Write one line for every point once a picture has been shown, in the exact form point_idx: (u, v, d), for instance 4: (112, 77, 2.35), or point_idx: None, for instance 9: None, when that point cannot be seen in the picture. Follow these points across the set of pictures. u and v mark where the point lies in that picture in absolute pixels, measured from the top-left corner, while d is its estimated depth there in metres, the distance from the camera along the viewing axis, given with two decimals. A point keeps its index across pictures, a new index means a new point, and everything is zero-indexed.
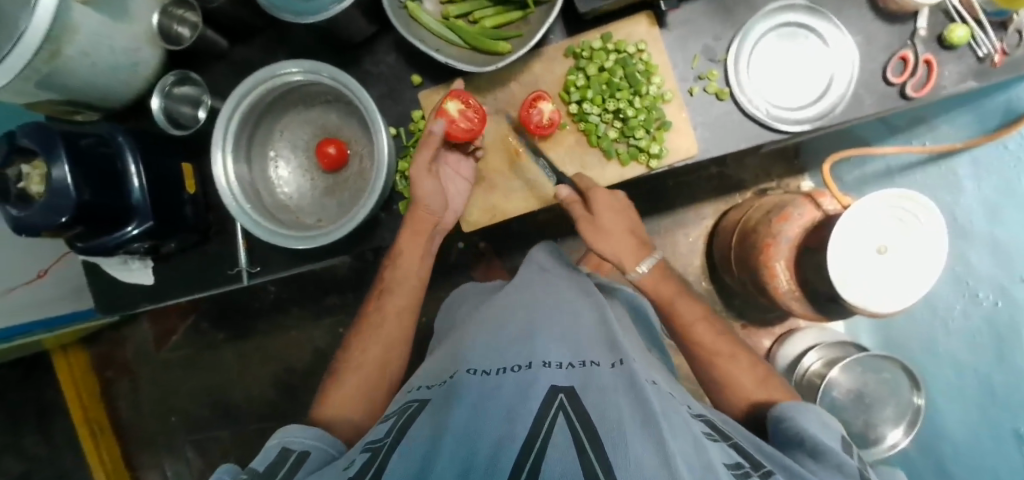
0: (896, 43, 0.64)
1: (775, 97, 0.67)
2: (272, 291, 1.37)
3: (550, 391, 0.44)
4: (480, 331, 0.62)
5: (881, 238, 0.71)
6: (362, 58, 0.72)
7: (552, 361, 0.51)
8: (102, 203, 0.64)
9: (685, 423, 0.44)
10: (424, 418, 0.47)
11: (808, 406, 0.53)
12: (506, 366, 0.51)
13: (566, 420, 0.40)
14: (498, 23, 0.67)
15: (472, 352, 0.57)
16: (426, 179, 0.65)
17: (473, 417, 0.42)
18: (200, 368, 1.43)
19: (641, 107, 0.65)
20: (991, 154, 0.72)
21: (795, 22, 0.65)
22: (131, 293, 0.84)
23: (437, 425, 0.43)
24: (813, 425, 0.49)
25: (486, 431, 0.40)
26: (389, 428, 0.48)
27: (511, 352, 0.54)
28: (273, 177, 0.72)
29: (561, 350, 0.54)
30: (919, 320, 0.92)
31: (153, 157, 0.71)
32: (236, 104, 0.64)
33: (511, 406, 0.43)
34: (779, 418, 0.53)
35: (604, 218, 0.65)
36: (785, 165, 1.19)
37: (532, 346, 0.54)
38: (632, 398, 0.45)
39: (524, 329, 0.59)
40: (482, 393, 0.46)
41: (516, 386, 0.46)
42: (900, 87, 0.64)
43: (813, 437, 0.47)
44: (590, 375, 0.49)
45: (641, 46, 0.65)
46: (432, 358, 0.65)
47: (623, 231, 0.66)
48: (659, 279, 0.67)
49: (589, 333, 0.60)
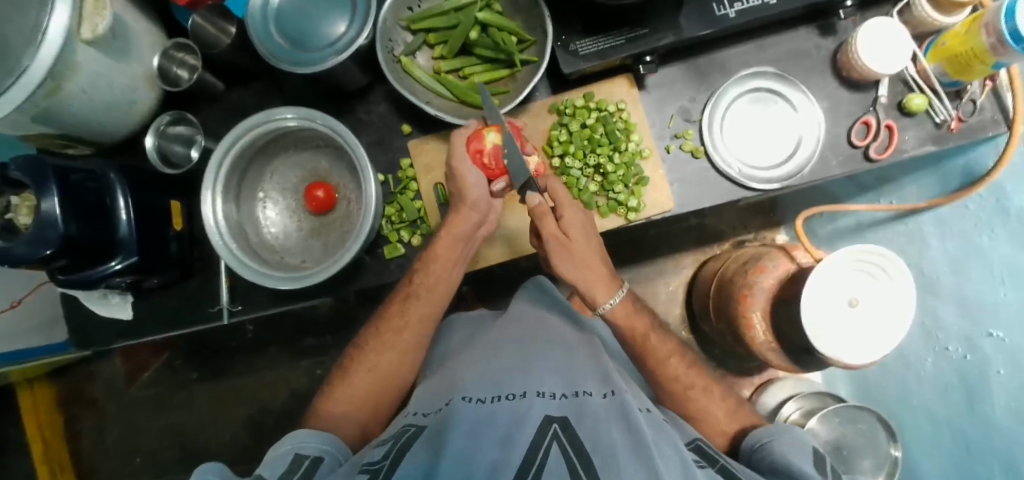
0: (859, 109, 0.69)
1: (748, 156, 0.70)
2: (251, 329, 1.35)
3: (544, 420, 0.46)
4: (475, 362, 0.62)
5: (852, 290, 0.74)
6: (356, 107, 0.75)
7: (545, 391, 0.52)
8: (88, 236, 0.64)
9: (674, 452, 0.46)
10: (421, 444, 0.46)
11: (780, 429, 0.55)
12: (502, 395, 0.52)
13: (560, 450, 0.42)
14: (487, 79, 0.71)
15: (466, 380, 0.57)
16: (471, 167, 0.64)
17: (472, 443, 0.43)
18: (171, 406, 1.38)
19: (621, 162, 0.68)
20: (949, 214, 0.76)
21: (766, 88, 0.70)
22: (106, 329, 0.83)
23: (435, 449, 0.43)
24: (787, 448, 0.51)
25: (480, 459, 0.41)
26: (387, 450, 0.47)
27: (502, 382, 0.55)
28: (260, 217, 0.73)
29: (555, 379, 0.55)
30: (893, 370, 0.94)
31: (143, 193, 0.72)
32: (228, 147, 0.66)
33: (506, 435, 0.44)
34: (759, 446, 0.54)
35: (578, 244, 0.61)
36: (762, 218, 1.24)
37: (524, 376, 0.55)
38: (623, 428, 0.46)
39: (520, 360, 0.59)
40: (481, 423, 0.46)
41: (513, 415, 0.47)
42: (864, 150, 0.68)
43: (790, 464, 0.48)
44: (583, 404, 0.50)
45: (621, 105, 0.69)
46: (421, 388, 0.64)
47: (597, 257, 0.62)
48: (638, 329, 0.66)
49: (579, 365, 0.60)
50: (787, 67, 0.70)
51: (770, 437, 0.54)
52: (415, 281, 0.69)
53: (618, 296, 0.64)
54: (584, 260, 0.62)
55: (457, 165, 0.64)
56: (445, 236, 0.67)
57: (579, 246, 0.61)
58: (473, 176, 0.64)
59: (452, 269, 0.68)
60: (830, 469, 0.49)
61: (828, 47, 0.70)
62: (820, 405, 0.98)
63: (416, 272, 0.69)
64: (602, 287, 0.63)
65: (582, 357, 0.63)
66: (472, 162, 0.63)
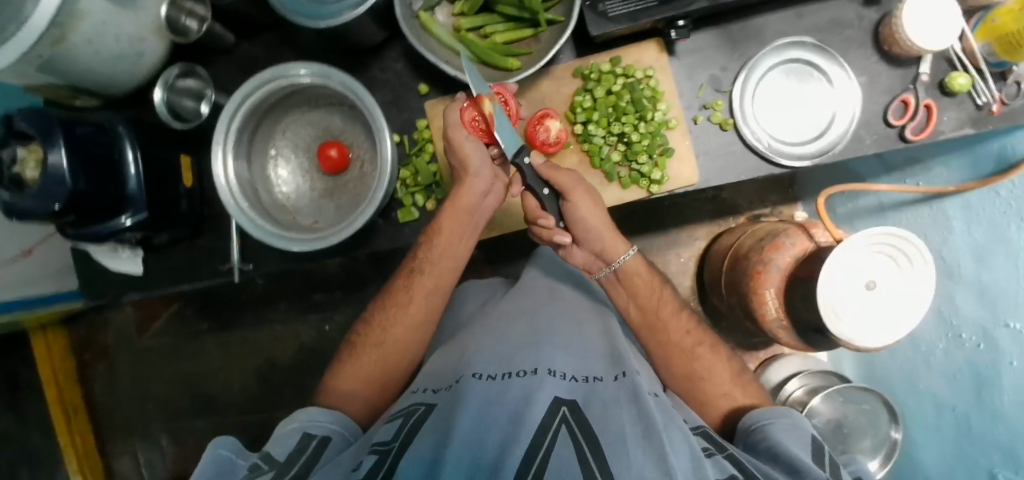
0: (898, 86, 0.66)
1: (778, 129, 0.67)
2: (260, 284, 1.35)
3: (554, 401, 0.45)
4: (485, 335, 0.61)
5: (870, 272, 0.72)
6: (370, 64, 0.72)
7: (557, 370, 0.51)
8: (96, 192, 0.63)
9: (684, 438, 0.45)
10: (430, 424, 0.46)
11: (783, 413, 0.54)
12: (513, 371, 0.51)
13: (569, 433, 0.41)
14: (509, 39, 0.67)
15: (478, 354, 0.56)
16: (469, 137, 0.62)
17: (480, 422, 0.42)
18: (181, 356, 1.41)
19: (646, 132, 0.65)
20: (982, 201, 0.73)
21: (802, 59, 0.66)
22: (118, 279, 0.83)
23: (444, 429, 0.43)
24: (785, 435, 0.50)
25: (491, 438, 0.41)
26: (397, 429, 0.47)
27: (515, 357, 0.54)
28: (272, 176, 0.71)
29: (565, 358, 0.55)
30: (903, 353, 0.94)
31: (152, 149, 0.70)
32: (239, 103, 0.63)
33: (516, 413, 0.43)
34: (755, 430, 0.53)
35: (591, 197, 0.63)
36: (779, 193, 1.22)
37: (539, 352, 0.55)
38: (633, 413, 0.46)
39: (531, 335, 0.59)
40: (491, 399, 0.46)
41: (524, 392, 0.47)
42: (900, 130, 0.65)
43: (788, 451, 0.47)
44: (594, 389, 0.49)
45: (649, 72, 0.65)
46: (436, 357, 0.64)
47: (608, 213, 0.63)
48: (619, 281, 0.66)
49: (591, 344, 0.60)
50: (825, 37, 0.67)
51: (768, 420, 0.53)
52: (430, 246, 0.67)
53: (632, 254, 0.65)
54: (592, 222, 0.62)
55: (452, 136, 0.61)
56: (450, 209, 0.65)
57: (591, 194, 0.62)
58: (473, 149, 0.62)
59: (464, 234, 0.66)
60: (829, 460, 0.48)
61: (870, 19, 0.66)
62: (826, 383, 0.98)
63: (428, 241, 0.67)
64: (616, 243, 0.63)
65: (595, 338, 0.62)
66: (469, 133, 0.62)
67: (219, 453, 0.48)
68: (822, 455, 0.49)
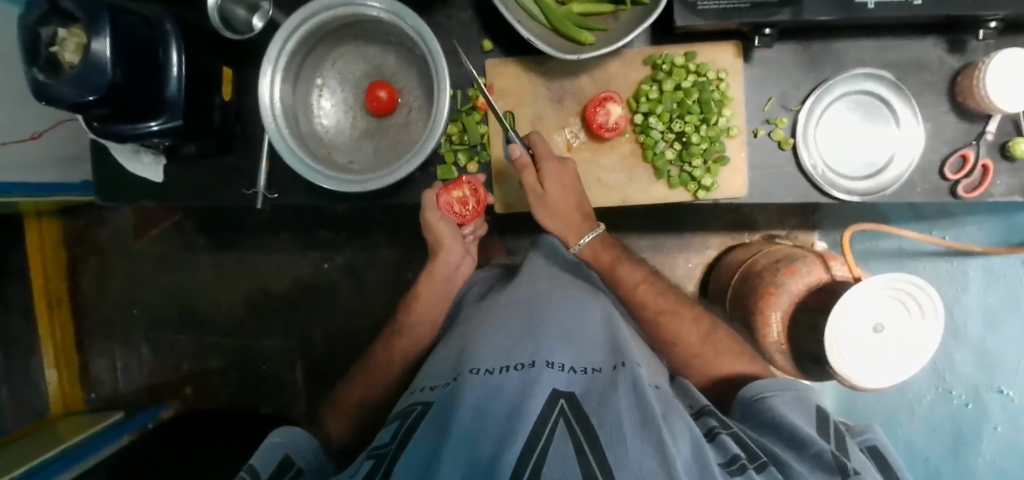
0: (961, 139, 0.65)
1: (836, 158, 0.66)
2: (267, 210, 1.34)
3: (553, 394, 0.46)
4: (486, 327, 0.61)
5: (879, 316, 0.73)
6: (436, 9, 0.69)
7: (555, 362, 0.52)
8: (136, 88, 0.61)
9: (685, 424, 0.46)
10: (427, 422, 0.47)
11: (787, 385, 0.56)
12: (510, 364, 0.51)
13: (567, 429, 0.42)
14: (586, 11, 0.63)
15: (474, 349, 0.56)
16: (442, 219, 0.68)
17: (477, 417, 0.43)
18: (175, 267, 1.40)
19: (706, 136, 0.64)
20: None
21: (877, 93, 0.64)
22: (134, 182, 0.81)
23: (440, 425, 0.45)
24: (787, 407, 0.52)
25: (489, 433, 0.42)
26: (394, 432, 0.49)
27: (513, 349, 0.54)
28: (315, 105, 0.69)
29: (565, 351, 0.55)
30: (887, 397, 0.96)
31: (196, 53, 0.67)
32: (297, 25, 0.61)
33: (514, 408, 0.44)
34: (757, 400, 0.55)
35: (556, 197, 0.65)
36: (799, 219, 1.22)
37: (536, 345, 0.55)
38: (633, 399, 0.46)
39: (529, 325, 0.59)
40: (489, 394, 0.46)
41: (521, 386, 0.47)
42: (953, 184, 0.65)
43: (791, 423, 0.49)
44: (593, 384, 0.50)
45: (722, 74, 0.64)
46: (436, 353, 0.65)
47: (574, 204, 0.66)
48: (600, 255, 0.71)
49: (592, 336, 0.60)
50: (903, 75, 0.65)
51: (773, 392, 0.55)
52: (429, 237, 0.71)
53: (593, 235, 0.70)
54: (557, 209, 0.66)
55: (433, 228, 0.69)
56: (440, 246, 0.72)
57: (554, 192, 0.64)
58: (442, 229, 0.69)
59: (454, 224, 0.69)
60: (832, 433, 0.50)
61: (952, 66, 0.64)
62: None
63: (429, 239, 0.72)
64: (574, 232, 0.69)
65: (600, 330, 0.62)
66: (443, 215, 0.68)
67: None
68: (826, 428, 0.51)
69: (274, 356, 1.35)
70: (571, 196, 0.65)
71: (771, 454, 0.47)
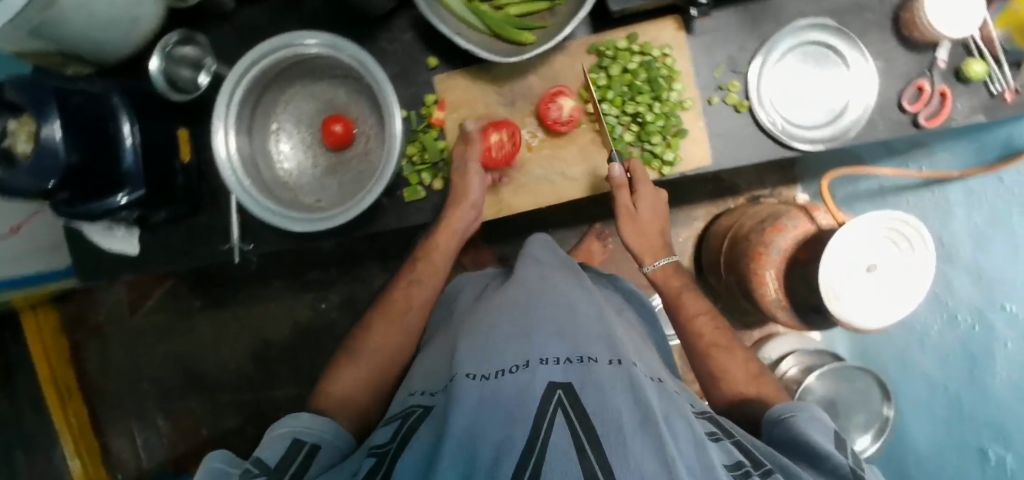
0: (914, 71, 0.65)
1: (794, 111, 0.66)
2: (255, 261, 1.34)
3: (549, 388, 0.46)
4: (478, 329, 0.61)
5: (871, 256, 0.73)
6: (377, 34, 0.69)
7: (549, 357, 0.52)
8: (92, 166, 0.61)
9: (687, 425, 0.45)
10: (425, 424, 0.47)
11: (805, 404, 0.52)
12: (505, 367, 0.51)
13: (565, 419, 0.42)
14: (525, 11, 0.64)
15: (465, 351, 0.57)
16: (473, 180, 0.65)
17: (475, 421, 0.44)
18: (175, 334, 1.39)
19: (660, 112, 0.64)
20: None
21: (822, 41, 0.65)
22: (114, 259, 0.81)
23: (439, 428, 0.45)
24: (809, 424, 0.49)
25: (486, 438, 0.41)
26: (394, 431, 0.49)
27: (506, 350, 0.54)
28: (274, 151, 0.69)
29: (560, 345, 0.54)
30: (896, 336, 0.96)
31: (149, 121, 0.67)
32: (241, 76, 0.61)
33: (510, 413, 0.43)
34: (777, 420, 0.52)
35: (646, 217, 0.67)
36: (778, 175, 1.23)
37: (529, 343, 0.55)
38: (630, 399, 0.46)
39: (522, 325, 0.59)
40: (485, 398, 0.46)
41: (516, 388, 0.47)
42: (914, 116, 0.65)
43: (810, 441, 0.47)
44: (590, 372, 0.49)
45: (666, 50, 0.64)
46: (429, 350, 0.67)
47: (655, 231, 0.69)
48: (667, 279, 0.70)
49: (585, 327, 0.60)
50: (845, 19, 0.65)
51: (790, 412, 0.52)
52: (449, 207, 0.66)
53: (666, 260, 0.70)
54: (645, 233, 0.68)
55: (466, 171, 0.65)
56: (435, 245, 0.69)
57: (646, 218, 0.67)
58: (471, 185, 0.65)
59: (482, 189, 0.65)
60: (850, 450, 0.48)
61: (890, 2, 0.64)
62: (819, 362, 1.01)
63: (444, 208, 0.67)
64: (652, 255, 0.70)
65: (594, 323, 0.62)
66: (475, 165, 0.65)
67: (213, 464, 0.48)
68: (843, 444, 0.48)
69: (288, 404, 1.34)
70: (655, 223, 0.68)
71: (783, 463, 0.45)
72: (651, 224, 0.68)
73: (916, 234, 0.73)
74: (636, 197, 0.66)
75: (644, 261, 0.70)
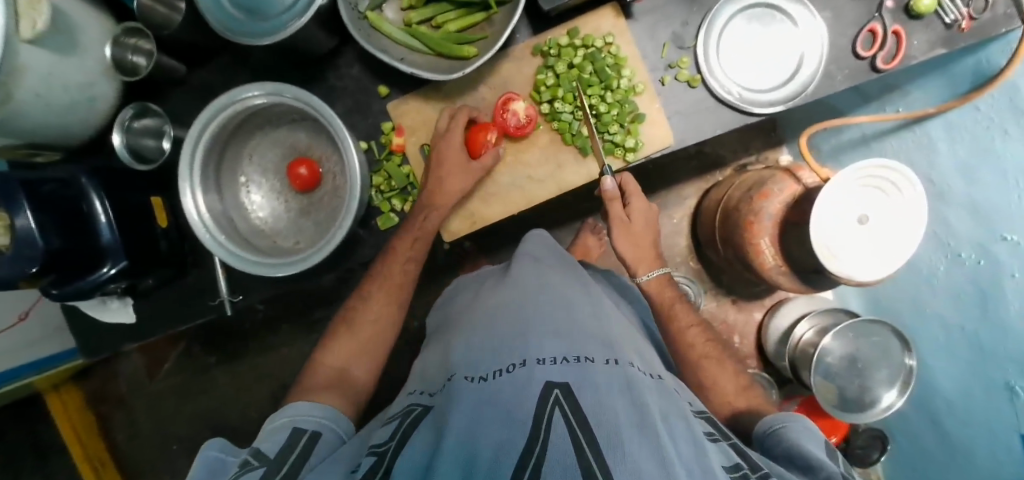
0: (864, 16, 0.64)
1: (750, 77, 0.66)
2: (260, 309, 1.35)
3: (546, 387, 0.44)
4: (472, 333, 0.60)
5: (860, 207, 0.72)
6: (326, 72, 0.70)
7: (546, 357, 0.50)
8: (72, 248, 0.62)
9: (685, 425, 0.44)
10: (426, 422, 0.47)
11: (794, 416, 0.54)
12: (502, 367, 0.50)
13: (563, 416, 0.40)
14: (462, 26, 0.65)
15: (458, 356, 0.56)
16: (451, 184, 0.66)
17: (474, 423, 0.42)
18: (195, 393, 1.40)
19: (613, 101, 0.65)
20: (1012, 98, 0.62)
21: (763, 3, 0.65)
22: (114, 333, 0.82)
23: (438, 429, 0.43)
24: (801, 434, 0.51)
25: (486, 438, 0.40)
26: (394, 430, 0.48)
27: (501, 351, 0.53)
28: (246, 203, 0.70)
29: (556, 344, 0.53)
30: (905, 282, 0.94)
31: (121, 195, 0.68)
32: (199, 135, 0.61)
33: (509, 412, 0.42)
34: (771, 433, 0.54)
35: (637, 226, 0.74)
36: (762, 139, 1.21)
37: (526, 342, 0.53)
38: (627, 400, 0.45)
39: (518, 327, 0.57)
40: (482, 400, 0.45)
41: (513, 387, 0.45)
42: (871, 61, 0.64)
43: (803, 450, 0.48)
44: (586, 372, 0.48)
45: (609, 39, 0.64)
46: (427, 353, 0.67)
47: (648, 240, 0.76)
48: (659, 289, 0.75)
49: (581, 326, 0.58)
50: None
51: (781, 423, 0.54)
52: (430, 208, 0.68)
53: (658, 272, 0.75)
54: (637, 241, 0.74)
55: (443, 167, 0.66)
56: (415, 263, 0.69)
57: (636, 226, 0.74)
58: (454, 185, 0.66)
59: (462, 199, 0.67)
60: (841, 460, 0.49)
61: None
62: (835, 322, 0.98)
63: (423, 207, 0.68)
64: (646, 265, 0.75)
65: (589, 319, 0.61)
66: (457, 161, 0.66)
67: (208, 452, 0.49)
68: (834, 455, 0.50)
69: None
70: (646, 235, 0.75)
71: (778, 469, 0.45)
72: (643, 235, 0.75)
73: (904, 178, 0.70)
74: (630, 210, 0.74)
75: (636, 271, 0.75)
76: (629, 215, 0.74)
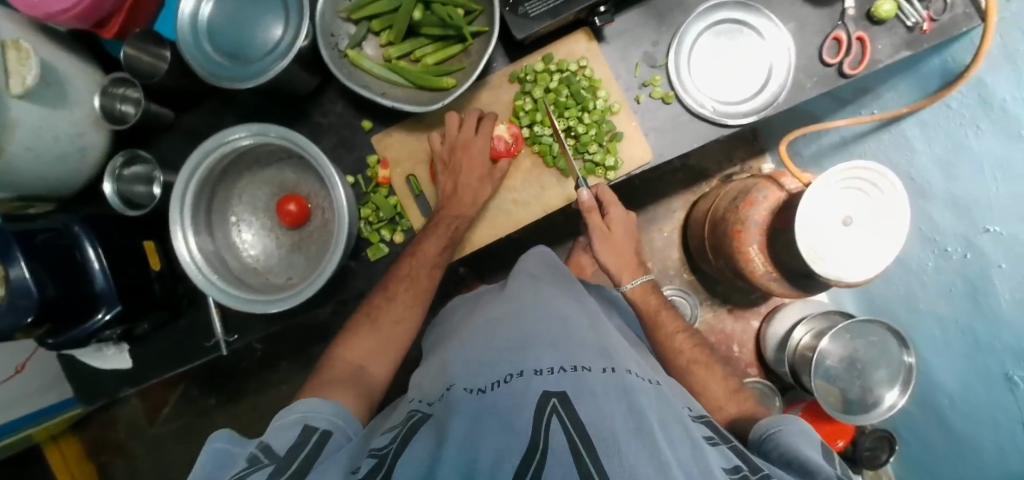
0: (828, 26, 0.67)
1: (722, 90, 0.68)
2: (258, 347, 1.34)
3: (543, 396, 0.45)
4: (468, 348, 0.60)
5: (843, 209, 0.73)
6: (311, 110, 0.72)
7: (542, 367, 0.50)
8: (67, 295, 0.62)
9: (682, 430, 0.45)
10: (426, 428, 0.47)
11: (790, 418, 0.54)
12: (498, 378, 0.50)
13: (561, 423, 0.41)
14: (440, 58, 0.67)
15: (456, 369, 0.56)
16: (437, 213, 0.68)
17: (474, 429, 0.42)
18: (195, 436, 1.39)
19: (591, 122, 0.67)
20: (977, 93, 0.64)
21: (730, 19, 0.67)
22: (110, 380, 0.82)
23: (438, 436, 0.43)
24: (797, 438, 0.51)
25: (486, 444, 0.40)
26: (394, 435, 0.47)
27: (497, 365, 0.53)
28: (237, 242, 0.71)
29: (552, 355, 0.53)
30: (896, 280, 0.95)
31: (114, 239, 0.69)
32: (188, 179, 0.62)
33: (508, 421, 0.42)
34: (767, 437, 0.54)
35: (617, 233, 0.74)
36: (744, 149, 1.24)
37: (521, 354, 0.54)
38: (623, 405, 0.45)
39: (515, 341, 0.57)
40: (481, 410, 0.45)
41: (512, 396, 0.46)
42: (838, 67, 0.66)
43: (800, 453, 0.48)
44: (582, 381, 0.48)
45: (583, 63, 0.67)
46: (424, 367, 0.66)
47: (627, 248, 0.75)
48: (645, 298, 0.75)
49: (577, 338, 0.59)
50: None
51: (777, 427, 0.54)
52: (424, 235, 0.69)
53: (641, 279, 0.76)
54: (618, 249, 0.75)
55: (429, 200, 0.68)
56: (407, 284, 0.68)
57: (616, 237, 0.74)
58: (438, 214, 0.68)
59: (458, 228, 0.68)
60: (837, 460, 0.50)
61: None
62: (830, 324, 0.99)
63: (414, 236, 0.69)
64: (629, 273, 0.75)
65: (585, 332, 0.61)
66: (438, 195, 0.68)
67: (216, 444, 0.47)
68: (831, 456, 0.50)
69: None
70: (627, 243, 0.75)
71: (776, 471, 0.45)
72: (620, 243, 0.75)
73: (881, 177, 0.72)
74: (609, 219, 0.73)
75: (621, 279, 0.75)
76: (607, 226, 0.73)
